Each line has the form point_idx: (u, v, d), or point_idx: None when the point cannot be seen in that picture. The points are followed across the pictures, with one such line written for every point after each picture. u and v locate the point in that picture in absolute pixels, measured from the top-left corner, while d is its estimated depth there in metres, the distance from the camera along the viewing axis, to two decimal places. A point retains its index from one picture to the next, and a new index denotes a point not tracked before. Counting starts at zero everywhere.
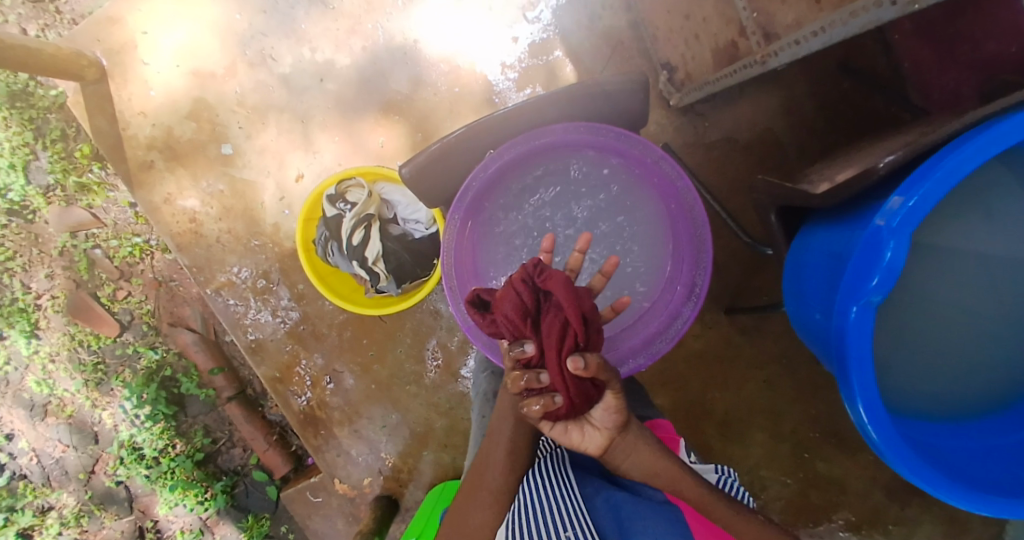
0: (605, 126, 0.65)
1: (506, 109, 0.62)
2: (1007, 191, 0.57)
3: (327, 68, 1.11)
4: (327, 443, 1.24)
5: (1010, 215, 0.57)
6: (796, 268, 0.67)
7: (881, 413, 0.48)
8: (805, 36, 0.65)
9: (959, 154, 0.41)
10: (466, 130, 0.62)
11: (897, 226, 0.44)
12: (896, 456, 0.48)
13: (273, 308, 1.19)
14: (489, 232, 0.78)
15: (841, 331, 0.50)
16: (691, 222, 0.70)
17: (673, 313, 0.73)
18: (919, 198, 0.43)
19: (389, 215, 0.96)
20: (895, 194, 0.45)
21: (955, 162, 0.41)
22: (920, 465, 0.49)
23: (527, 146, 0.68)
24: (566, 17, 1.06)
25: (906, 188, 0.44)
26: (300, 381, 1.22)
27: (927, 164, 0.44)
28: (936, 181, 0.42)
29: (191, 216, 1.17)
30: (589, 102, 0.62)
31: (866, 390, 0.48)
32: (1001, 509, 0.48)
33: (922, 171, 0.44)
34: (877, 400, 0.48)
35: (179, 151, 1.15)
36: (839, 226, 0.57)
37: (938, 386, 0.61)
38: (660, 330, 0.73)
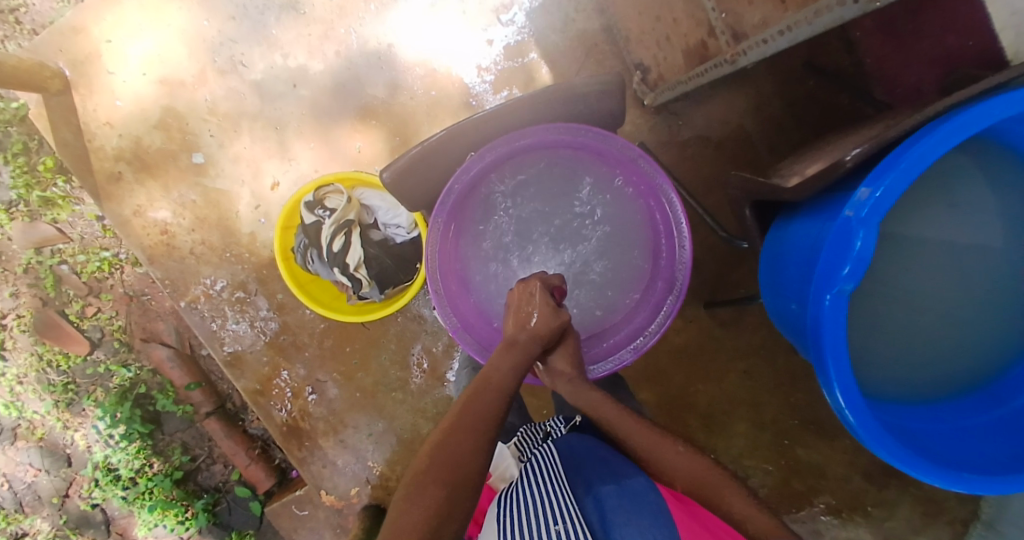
0: (584, 126, 0.65)
1: (487, 110, 0.60)
2: (965, 181, 0.59)
3: (301, 73, 1.09)
4: (312, 455, 1.23)
5: (968, 205, 0.59)
6: (773, 259, 0.69)
7: (859, 399, 0.50)
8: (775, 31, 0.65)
9: (924, 145, 0.43)
10: (447, 133, 0.60)
11: (866, 217, 0.46)
12: (872, 438, 0.50)
13: (251, 319, 1.17)
14: (474, 235, 0.77)
15: (817, 320, 0.51)
16: (671, 219, 0.71)
17: (656, 308, 0.73)
18: (885, 189, 0.45)
19: (369, 221, 0.94)
20: (863, 185, 0.47)
21: (919, 152, 0.43)
22: (895, 446, 0.51)
23: (510, 147, 0.68)
24: (541, 20, 1.06)
25: (873, 179, 0.46)
26: (281, 393, 1.20)
27: (894, 155, 0.45)
28: (901, 172, 0.44)
29: (163, 227, 1.14)
30: (569, 103, 0.62)
31: (841, 376, 0.50)
32: (973, 484, 0.50)
33: (888, 162, 0.45)
34: (853, 385, 0.50)
35: (149, 161, 1.12)
36: (812, 218, 0.59)
37: (913, 372, 0.63)
38: (644, 326, 0.74)
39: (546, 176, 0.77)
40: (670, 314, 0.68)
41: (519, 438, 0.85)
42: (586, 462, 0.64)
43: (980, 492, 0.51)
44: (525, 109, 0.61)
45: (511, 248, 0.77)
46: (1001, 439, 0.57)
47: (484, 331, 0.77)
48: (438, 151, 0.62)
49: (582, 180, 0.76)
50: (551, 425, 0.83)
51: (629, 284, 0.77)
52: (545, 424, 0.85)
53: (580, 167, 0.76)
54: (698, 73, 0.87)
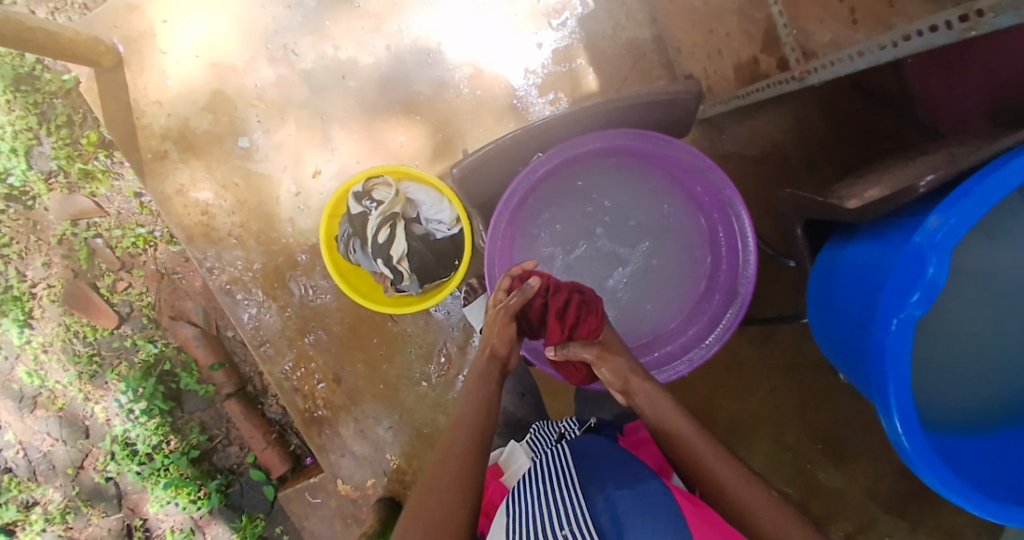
0: (657, 133, 0.58)
1: (563, 113, 0.57)
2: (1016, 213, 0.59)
3: (350, 66, 1.10)
4: (331, 443, 1.24)
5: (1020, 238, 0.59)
6: (824, 279, 0.69)
7: (917, 425, 0.51)
8: (853, 54, 0.63)
9: (997, 177, 0.45)
10: (520, 132, 0.58)
11: (939, 242, 0.47)
12: (923, 464, 0.52)
13: (282, 304, 1.19)
14: (531, 237, 0.74)
15: (880, 344, 0.52)
16: (737, 234, 0.66)
17: (714, 321, 0.70)
18: (959, 218, 0.46)
19: (412, 215, 0.95)
20: (933, 213, 0.48)
21: (991, 185, 0.45)
22: (943, 473, 0.52)
23: (577, 152, 0.60)
24: (591, 26, 1.07)
25: (944, 208, 0.48)
26: (307, 380, 1.21)
27: (965, 185, 0.47)
28: (973, 202, 0.46)
29: (203, 208, 1.15)
30: (644, 110, 0.59)
31: (902, 401, 0.51)
32: (1021, 519, 0.50)
33: (959, 192, 0.47)
34: (913, 411, 0.51)
35: (193, 142, 1.14)
36: (875, 240, 0.59)
37: (955, 399, 0.62)
38: (701, 337, 0.71)
39: (607, 177, 0.74)
40: (730, 328, 0.64)
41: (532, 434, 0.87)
42: (597, 457, 0.66)
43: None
44: (597, 125, 0.61)
45: (568, 250, 0.76)
46: None
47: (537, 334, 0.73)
48: (507, 152, 0.62)
49: (643, 184, 0.74)
50: (565, 427, 0.82)
51: (683, 291, 0.75)
52: (559, 425, 0.85)
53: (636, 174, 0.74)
54: (742, 94, 0.88)
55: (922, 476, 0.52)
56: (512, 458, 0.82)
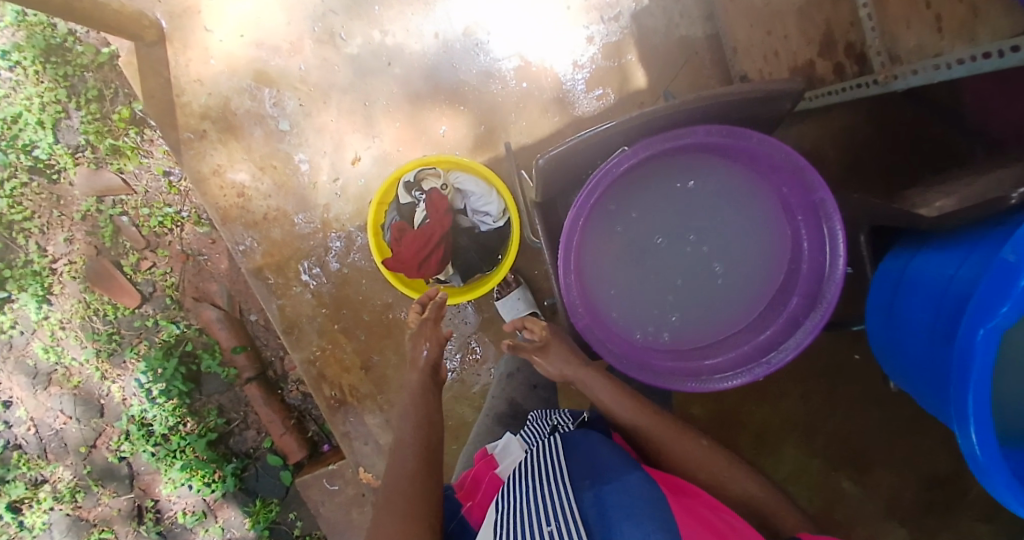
0: (750, 130, 0.56)
1: (661, 107, 0.56)
2: None
3: (397, 52, 1.09)
4: (356, 431, 1.23)
5: None
6: (892, 289, 0.68)
7: (991, 437, 0.51)
8: (948, 61, 0.62)
9: None
10: (615, 125, 0.57)
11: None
12: (995, 477, 0.51)
13: (313, 290, 1.17)
14: (600, 236, 0.68)
15: (960, 356, 0.51)
16: (823, 237, 0.60)
17: (794, 323, 0.64)
18: None
19: (459, 206, 0.96)
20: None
21: None
22: (1015, 488, 0.52)
23: (669, 146, 0.58)
24: (644, 24, 1.06)
25: None
26: (333, 367, 1.21)
27: None
28: None
29: (239, 190, 1.14)
30: (737, 106, 0.58)
31: (979, 413, 0.50)
32: None
33: None
34: (989, 422, 0.51)
35: (233, 121, 1.12)
36: (954, 252, 0.58)
37: (1011, 408, 0.63)
38: (778, 340, 0.65)
39: (682, 176, 0.69)
40: (813, 333, 0.59)
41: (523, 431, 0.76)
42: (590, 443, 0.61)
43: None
44: (687, 121, 0.60)
45: (637, 252, 0.70)
46: None
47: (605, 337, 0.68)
48: (594, 144, 0.61)
49: (719, 186, 0.69)
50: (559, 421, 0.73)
51: (757, 294, 0.70)
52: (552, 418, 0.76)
53: (717, 170, 0.68)
54: (830, 92, 0.87)
55: (991, 489, 0.52)
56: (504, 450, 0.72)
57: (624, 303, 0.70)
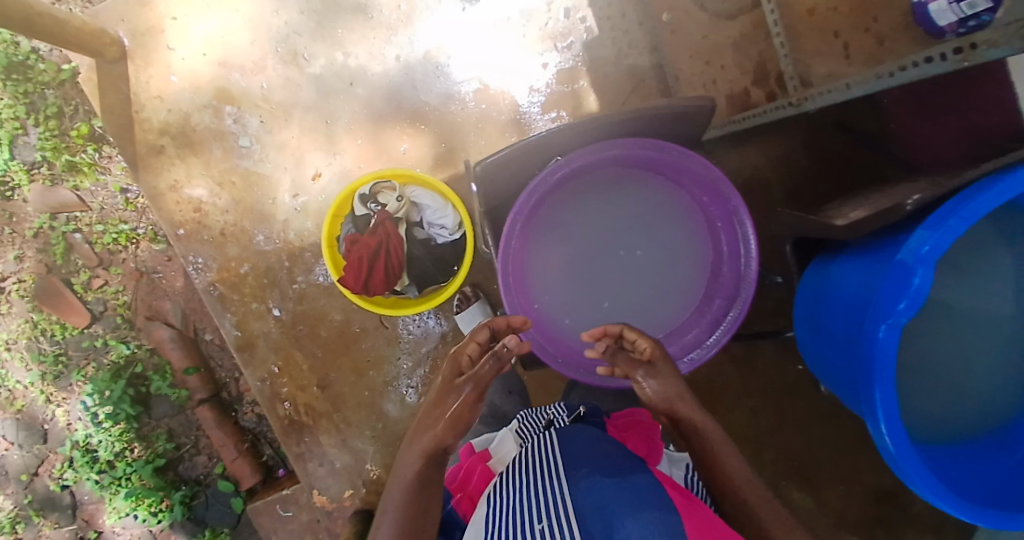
0: (669, 144, 0.60)
1: (590, 117, 0.59)
2: (977, 250, 0.65)
3: (359, 72, 1.12)
4: (310, 452, 1.20)
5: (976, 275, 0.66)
6: (812, 297, 0.73)
7: (901, 429, 0.55)
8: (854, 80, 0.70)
9: (977, 202, 0.49)
10: (549, 133, 0.59)
11: (925, 259, 0.51)
12: (910, 469, 0.55)
13: (269, 306, 1.16)
14: (539, 242, 0.72)
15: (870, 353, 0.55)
16: (739, 241, 0.64)
17: (715, 322, 0.66)
18: (939, 238, 0.50)
19: (416, 218, 0.98)
20: (918, 232, 0.52)
21: (970, 210, 0.49)
22: (930, 481, 0.55)
23: (598, 158, 0.62)
24: (597, 53, 1.09)
25: (927, 229, 0.52)
26: (287, 385, 1.18)
27: (945, 209, 0.52)
28: (952, 226, 0.50)
29: (197, 205, 1.14)
30: (660, 121, 0.62)
31: (888, 407, 0.54)
32: (993, 520, 0.54)
33: (943, 214, 0.52)
34: (898, 415, 0.54)
35: (193, 137, 1.13)
36: (862, 259, 0.63)
37: (922, 411, 0.68)
38: (702, 339, 0.67)
39: (615, 186, 0.73)
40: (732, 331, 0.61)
41: (517, 422, 0.77)
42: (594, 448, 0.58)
43: (993, 528, 0.55)
44: (618, 132, 0.63)
45: (575, 257, 0.74)
46: (1004, 480, 0.61)
47: (543, 336, 0.71)
48: (531, 151, 0.63)
49: (650, 196, 0.73)
50: (553, 414, 0.73)
51: (684, 300, 0.73)
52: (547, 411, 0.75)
53: (649, 182, 0.72)
54: (758, 112, 0.90)
55: (908, 481, 0.55)
56: (501, 445, 0.71)
57: (560, 305, 0.74)
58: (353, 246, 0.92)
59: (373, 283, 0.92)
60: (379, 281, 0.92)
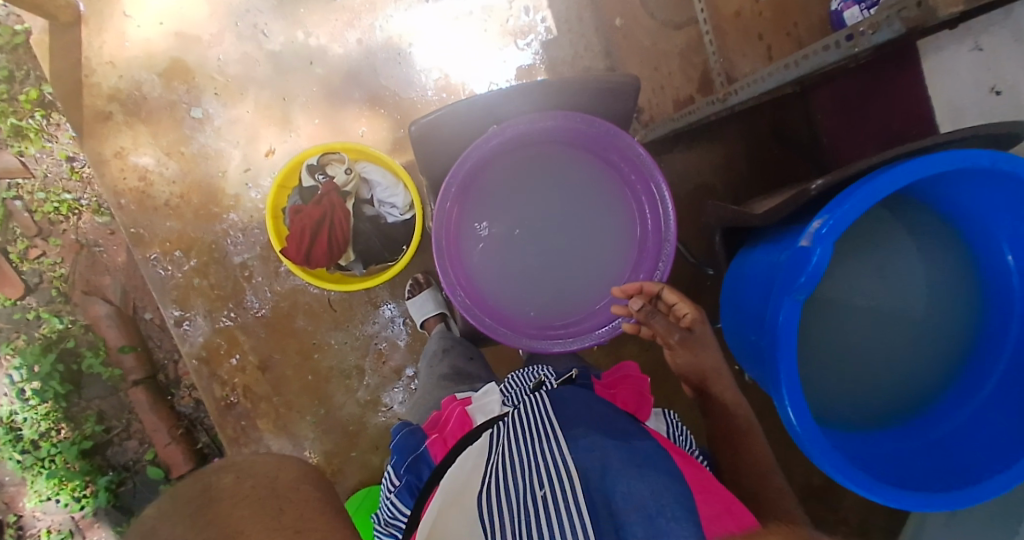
0: (599, 119, 0.63)
1: (524, 86, 0.61)
2: (898, 242, 0.65)
3: (319, 53, 1.13)
4: (247, 435, 1.16)
5: (897, 266, 0.65)
6: (736, 283, 0.74)
7: (808, 415, 0.52)
8: (760, 76, 0.75)
9: (873, 185, 0.48)
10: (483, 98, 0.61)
11: (824, 242, 0.49)
12: (820, 454, 0.52)
13: (212, 281, 1.14)
14: (476, 209, 0.74)
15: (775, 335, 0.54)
16: (661, 216, 0.69)
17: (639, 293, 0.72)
18: (836, 222, 0.49)
19: (366, 195, 0.98)
20: (817, 216, 0.51)
21: (864, 196, 0.48)
22: (841, 462, 0.52)
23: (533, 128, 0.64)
24: (554, 51, 1.12)
25: (825, 212, 0.50)
26: (227, 364, 1.15)
27: (842, 197, 0.50)
28: (847, 210, 0.48)
29: (142, 174, 1.12)
30: (592, 97, 0.65)
31: (791, 390, 0.52)
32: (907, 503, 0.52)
33: (839, 199, 0.50)
34: (802, 399, 0.53)
35: (143, 107, 1.12)
36: (777, 245, 0.64)
37: (844, 398, 0.67)
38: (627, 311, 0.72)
39: (550, 162, 0.75)
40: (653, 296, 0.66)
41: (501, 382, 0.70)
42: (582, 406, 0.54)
43: (906, 510, 0.53)
44: (550, 104, 0.66)
45: (510, 227, 0.77)
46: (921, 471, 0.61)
47: (475, 299, 0.73)
48: (467, 118, 0.64)
49: (584, 174, 0.75)
50: (543, 374, 0.66)
51: (614, 277, 0.76)
52: (536, 373, 0.68)
53: (584, 161, 0.75)
54: (693, 111, 0.93)
55: (821, 467, 0.53)
56: (485, 396, 0.62)
57: (493, 272, 0.76)
58: (298, 216, 0.92)
59: (317, 254, 0.92)
60: (322, 254, 0.92)
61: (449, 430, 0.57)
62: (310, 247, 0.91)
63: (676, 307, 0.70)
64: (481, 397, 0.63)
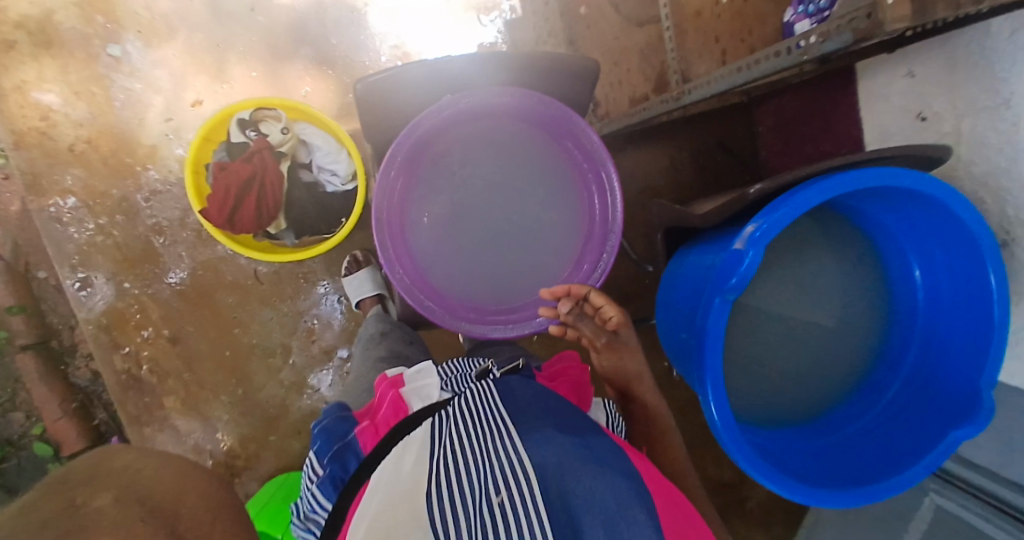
0: (555, 99, 0.61)
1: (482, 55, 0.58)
2: (824, 251, 0.68)
3: (263, 0, 1.03)
4: (151, 415, 1.06)
5: (821, 273, 0.68)
6: (672, 282, 0.75)
7: (728, 411, 0.53)
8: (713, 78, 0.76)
9: (811, 191, 0.49)
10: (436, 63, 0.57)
11: (757, 244, 0.50)
12: (734, 449, 0.53)
13: (122, 241, 1.03)
14: (423, 179, 0.71)
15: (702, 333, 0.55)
16: (609, 207, 0.68)
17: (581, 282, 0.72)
18: (769, 225, 0.50)
19: (305, 160, 0.92)
20: (751, 219, 0.52)
21: (799, 201, 0.49)
22: (750, 455, 0.54)
23: (488, 101, 0.61)
24: (516, 32, 1.09)
25: (760, 216, 0.51)
26: (132, 334, 1.05)
27: (779, 200, 0.51)
28: (781, 214, 0.49)
29: (45, 113, 1.00)
30: (551, 76, 0.63)
31: (714, 387, 0.53)
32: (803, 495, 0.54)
33: (774, 205, 0.51)
34: (724, 394, 0.53)
35: (51, 36, 0.99)
36: (713, 245, 0.65)
37: (765, 396, 0.69)
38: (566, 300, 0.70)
39: (503, 140, 0.73)
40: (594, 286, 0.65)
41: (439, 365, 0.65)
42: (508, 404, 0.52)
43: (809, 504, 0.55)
44: (507, 79, 0.63)
45: (457, 202, 0.74)
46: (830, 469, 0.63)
47: (412, 275, 0.70)
48: (416, 83, 0.60)
49: (536, 157, 0.73)
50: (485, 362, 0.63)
51: (557, 265, 0.75)
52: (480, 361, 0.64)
53: (537, 143, 0.73)
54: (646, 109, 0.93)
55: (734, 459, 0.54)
56: (425, 379, 0.57)
57: (435, 247, 0.74)
58: (224, 177, 0.85)
59: (244, 219, 0.86)
60: (248, 219, 0.86)
61: (381, 418, 0.51)
62: (236, 211, 0.86)
63: (602, 311, 0.70)
64: (416, 380, 0.58)
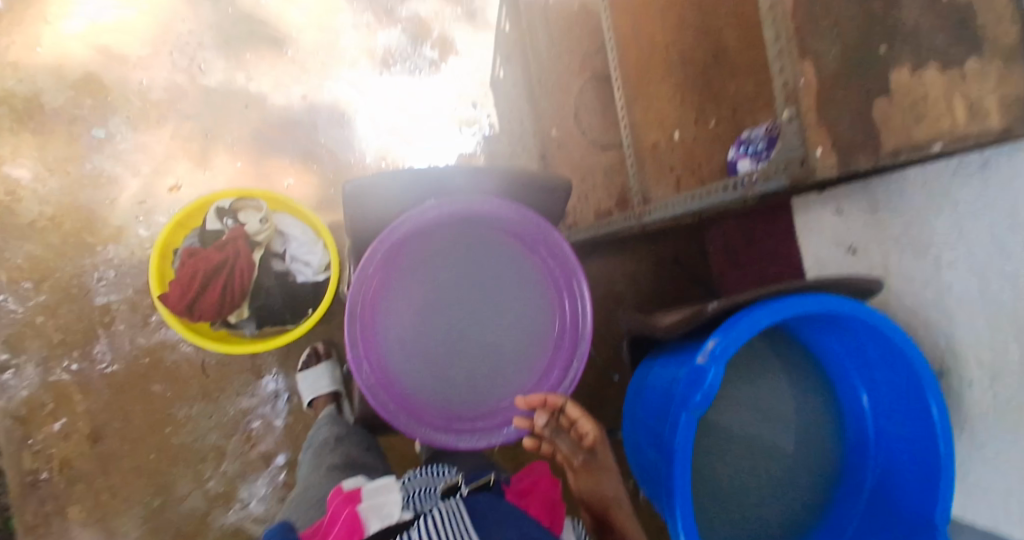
0: (534, 213, 0.65)
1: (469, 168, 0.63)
2: (777, 364, 0.72)
3: (259, 99, 1.10)
4: (47, 530, 0.94)
5: (775, 385, 0.72)
6: (639, 390, 0.77)
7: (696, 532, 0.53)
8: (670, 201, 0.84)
9: (763, 311, 0.53)
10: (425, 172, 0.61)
11: (717, 359, 0.53)
12: None
13: (63, 322, 0.97)
14: (399, 274, 0.73)
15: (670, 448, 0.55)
16: (580, 315, 0.71)
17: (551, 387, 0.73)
18: (726, 342, 0.53)
19: (279, 249, 0.91)
20: (712, 335, 0.55)
21: (753, 320, 0.53)
22: None
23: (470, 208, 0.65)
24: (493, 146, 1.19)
25: (719, 332, 0.55)
26: (46, 432, 0.96)
27: (734, 318, 0.55)
28: (737, 333, 0.53)
29: (12, 186, 0.99)
30: (529, 189, 0.69)
31: (683, 505, 0.53)
32: None
33: (730, 322, 0.55)
34: (691, 514, 0.53)
35: (37, 114, 1.01)
36: (678, 355, 0.68)
37: (730, 514, 0.68)
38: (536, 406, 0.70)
39: (480, 242, 0.76)
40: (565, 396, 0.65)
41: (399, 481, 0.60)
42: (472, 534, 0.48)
43: None
44: (489, 189, 0.67)
45: (431, 299, 0.75)
46: None
47: (379, 373, 0.68)
48: (404, 187, 0.64)
49: (512, 260, 0.76)
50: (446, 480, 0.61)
51: (526, 366, 0.76)
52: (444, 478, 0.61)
53: (513, 246, 0.76)
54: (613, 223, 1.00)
55: None
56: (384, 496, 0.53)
57: (405, 343, 0.73)
58: (193, 262, 0.85)
59: (205, 307, 0.85)
60: (210, 308, 0.85)
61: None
62: (198, 298, 0.85)
63: (578, 426, 0.69)
64: (373, 494, 0.53)
